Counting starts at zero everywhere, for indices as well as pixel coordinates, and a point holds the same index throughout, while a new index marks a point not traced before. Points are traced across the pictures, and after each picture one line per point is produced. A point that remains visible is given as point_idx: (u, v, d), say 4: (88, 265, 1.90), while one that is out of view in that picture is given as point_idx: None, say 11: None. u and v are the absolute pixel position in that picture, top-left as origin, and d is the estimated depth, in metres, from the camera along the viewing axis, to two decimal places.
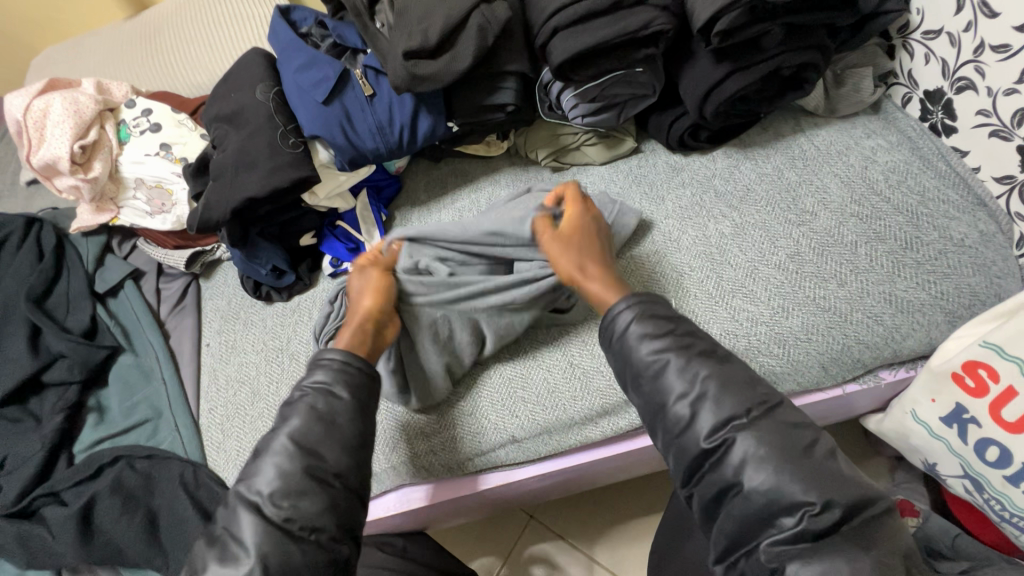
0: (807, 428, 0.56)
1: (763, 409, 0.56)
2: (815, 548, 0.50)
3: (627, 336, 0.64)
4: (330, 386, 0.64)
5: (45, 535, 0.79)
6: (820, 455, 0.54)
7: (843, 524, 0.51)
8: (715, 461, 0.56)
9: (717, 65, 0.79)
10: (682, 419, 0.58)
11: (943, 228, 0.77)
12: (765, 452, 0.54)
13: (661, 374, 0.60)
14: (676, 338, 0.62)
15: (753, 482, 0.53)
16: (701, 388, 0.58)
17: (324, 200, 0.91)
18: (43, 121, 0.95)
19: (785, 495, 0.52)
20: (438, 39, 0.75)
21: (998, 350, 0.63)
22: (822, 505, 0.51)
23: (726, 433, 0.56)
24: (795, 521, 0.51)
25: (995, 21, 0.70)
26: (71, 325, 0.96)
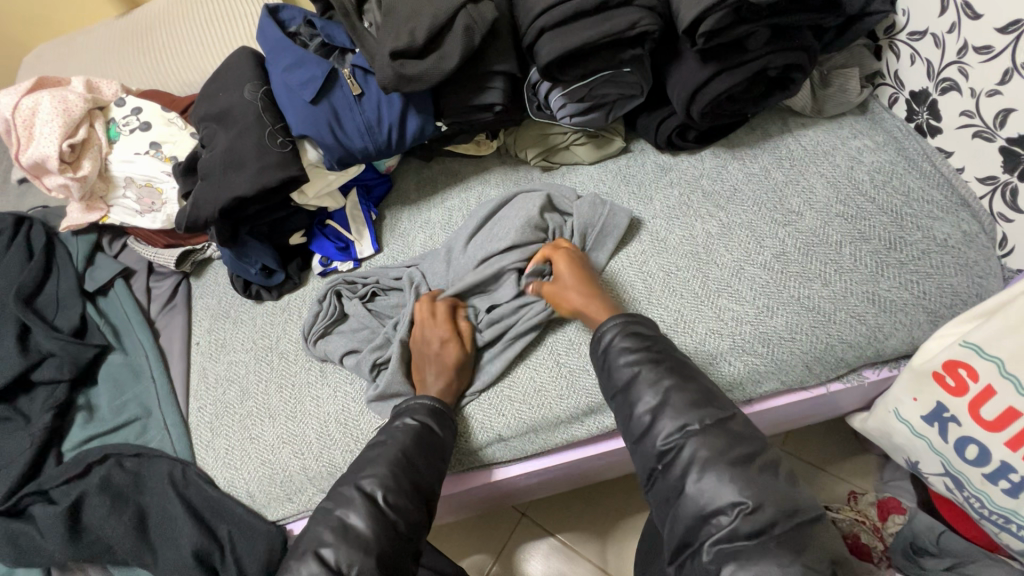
0: (757, 437, 0.60)
1: (717, 419, 0.60)
2: (752, 549, 0.53)
3: (609, 351, 0.68)
4: (429, 424, 0.71)
5: (33, 534, 0.78)
6: (759, 465, 0.57)
7: (775, 527, 0.54)
8: (668, 462, 0.60)
9: (703, 65, 0.79)
10: (642, 425, 0.63)
11: (927, 228, 0.78)
12: (710, 454, 0.58)
13: (631, 383, 0.65)
14: (650, 354, 0.66)
15: (696, 484, 0.57)
16: (663, 398, 0.63)
17: (313, 200, 0.92)
18: (32, 120, 0.94)
19: (721, 496, 0.56)
20: (425, 39, 0.76)
21: (976, 350, 0.64)
22: (755, 505, 0.54)
23: (679, 438, 0.60)
24: (730, 519, 0.55)
25: (977, 23, 0.70)
26: (60, 324, 0.95)
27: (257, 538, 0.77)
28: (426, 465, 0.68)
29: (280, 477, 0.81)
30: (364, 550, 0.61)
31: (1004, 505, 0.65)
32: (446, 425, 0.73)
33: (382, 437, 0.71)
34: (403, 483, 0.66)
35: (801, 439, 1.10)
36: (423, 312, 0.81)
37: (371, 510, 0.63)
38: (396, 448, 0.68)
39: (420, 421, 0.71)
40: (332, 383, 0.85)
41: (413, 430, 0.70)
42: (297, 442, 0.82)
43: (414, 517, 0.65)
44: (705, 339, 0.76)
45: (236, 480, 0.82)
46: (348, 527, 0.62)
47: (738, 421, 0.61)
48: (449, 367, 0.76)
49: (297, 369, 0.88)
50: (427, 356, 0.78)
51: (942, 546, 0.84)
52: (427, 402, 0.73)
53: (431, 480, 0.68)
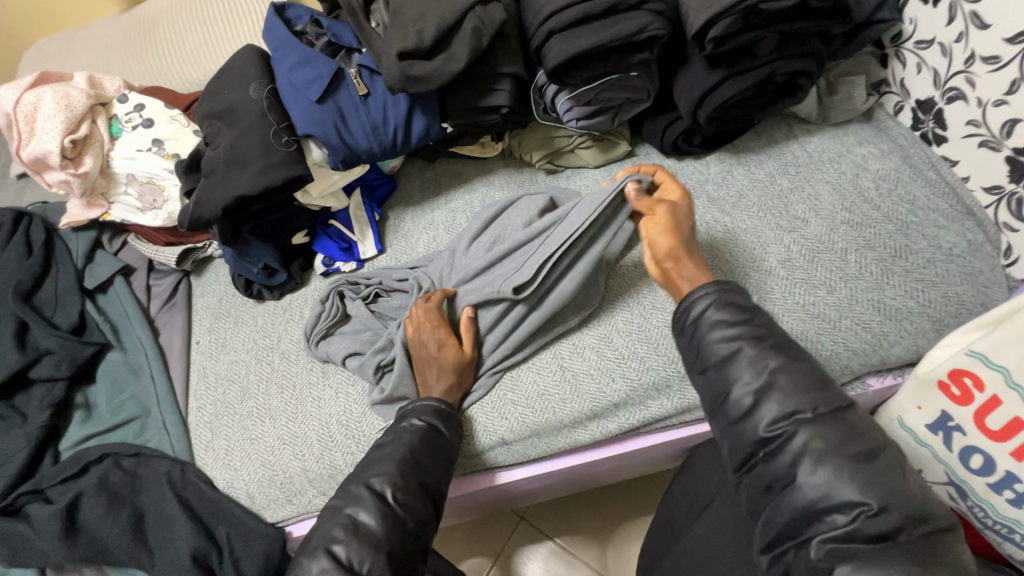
0: (877, 435, 0.52)
1: (829, 407, 0.53)
2: (870, 552, 0.47)
3: (701, 324, 0.61)
4: (435, 424, 0.71)
5: (28, 533, 0.78)
6: (884, 465, 0.50)
7: (900, 533, 0.47)
8: (771, 451, 0.53)
9: (711, 71, 0.79)
10: (742, 408, 0.56)
11: (932, 237, 0.78)
12: (824, 448, 0.51)
13: (729, 361, 0.58)
14: (751, 330, 0.59)
15: (809, 478, 0.50)
16: (769, 379, 0.55)
17: (317, 199, 0.91)
18: (34, 115, 0.94)
19: (841, 493, 0.49)
20: (433, 40, 0.75)
21: (982, 359, 0.63)
22: (878, 506, 0.48)
23: (787, 425, 0.53)
24: (848, 519, 0.48)
25: (986, 33, 0.71)
26: (59, 321, 0.95)
27: (255, 540, 0.77)
28: (433, 465, 0.68)
29: (279, 479, 0.80)
30: (375, 548, 0.60)
31: (1008, 514, 0.65)
32: (452, 426, 0.73)
33: (387, 437, 0.70)
34: (412, 482, 0.65)
35: None
36: (415, 317, 0.79)
37: (381, 507, 0.62)
38: (402, 447, 0.68)
39: (427, 422, 0.71)
40: (333, 384, 0.85)
41: (418, 430, 0.70)
42: (297, 443, 0.81)
43: (423, 515, 0.65)
44: None
45: (236, 481, 0.81)
46: (358, 523, 0.61)
47: (857, 412, 0.54)
48: (444, 367, 0.75)
49: (299, 368, 0.87)
50: (424, 361, 0.77)
51: None
52: (432, 403, 0.73)
53: (439, 480, 0.68)
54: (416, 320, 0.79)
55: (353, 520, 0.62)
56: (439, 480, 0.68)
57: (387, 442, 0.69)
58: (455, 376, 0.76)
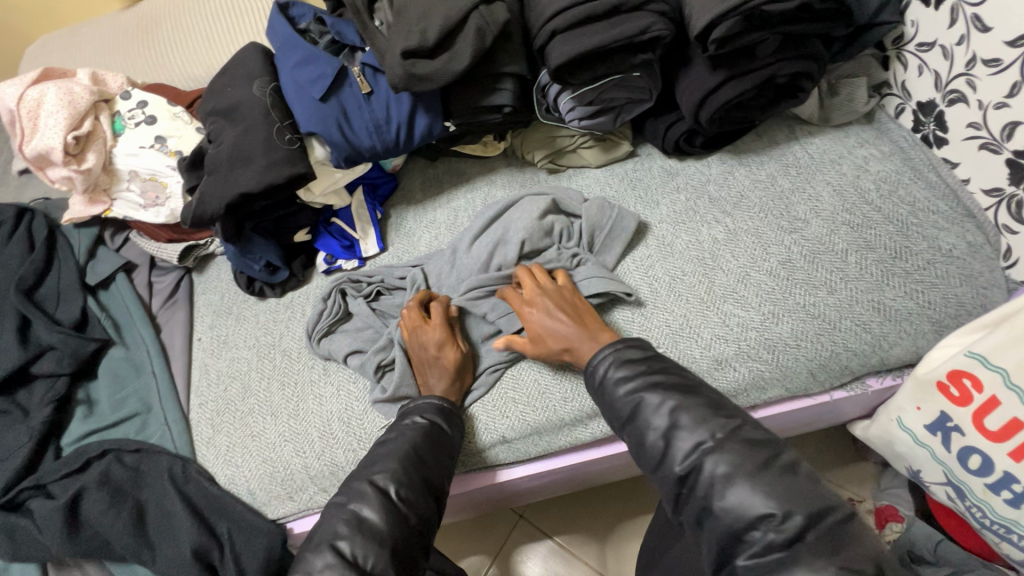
0: (774, 440, 0.57)
1: (727, 430, 0.58)
2: (788, 559, 0.50)
3: (607, 383, 0.66)
4: (437, 422, 0.72)
5: (31, 528, 0.78)
6: (781, 468, 0.54)
7: (808, 533, 0.51)
8: (691, 485, 0.57)
9: (713, 72, 0.79)
10: (658, 450, 0.60)
11: (932, 238, 0.78)
12: (730, 468, 0.55)
13: (637, 412, 0.63)
14: (648, 378, 0.64)
15: (722, 502, 0.54)
16: (672, 420, 0.60)
17: (320, 197, 0.91)
18: (37, 111, 0.94)
19: (750, 508, 0.53)
20: (436, 38, 0.76)
21: (981, 360, 0.64)
22: (783, 514, 0.51)
23: (695, 456, 0.57)
24: (762, 533, 0.52)
25: (987, 35, 0.71)
26: (61, 317, 0.95)
27: (256, 536, 0.77)
28: (435, 461, 0.68)
29: (281, 476, 0.80)
30: (379, 543, 0.60)
31: (1006, 515, 0.66)
32: (455, 423, 0.73)
33: (389, 435, 0.70)
34: (415, 478, 0.66)
35: (798, 445, 1.11)
36: (414, 321, 0.79)
37: (384, 503, 0.63)
38: (404, 443, 0.68)
39: (429, 420, 0.71)
40: (335, 382, 0.85)
41: (420, 428, 0.70)
42: (298, 440, 0.82)
43: (425, 511, 0.65)
44: (710, 345, 0.76)
45: (237, 477, 0.82)
46: (362, 519, 0.61)
47: (750, 425, 0.58)
48: (446, 367, 0.76)
49: (300, 366, 0.87)
50: (426, 363, 0.77)
51: (940, 554, 0.85)
52: (434, 402, 0.73)
53: (442, 477, 0.68)
54: (415, 322, 0.79)
55: (356, 515, 0.62)
56: (441, 477, 0.68)
57: (389, 439, 0.70)
58: (456, 376, 0.77)
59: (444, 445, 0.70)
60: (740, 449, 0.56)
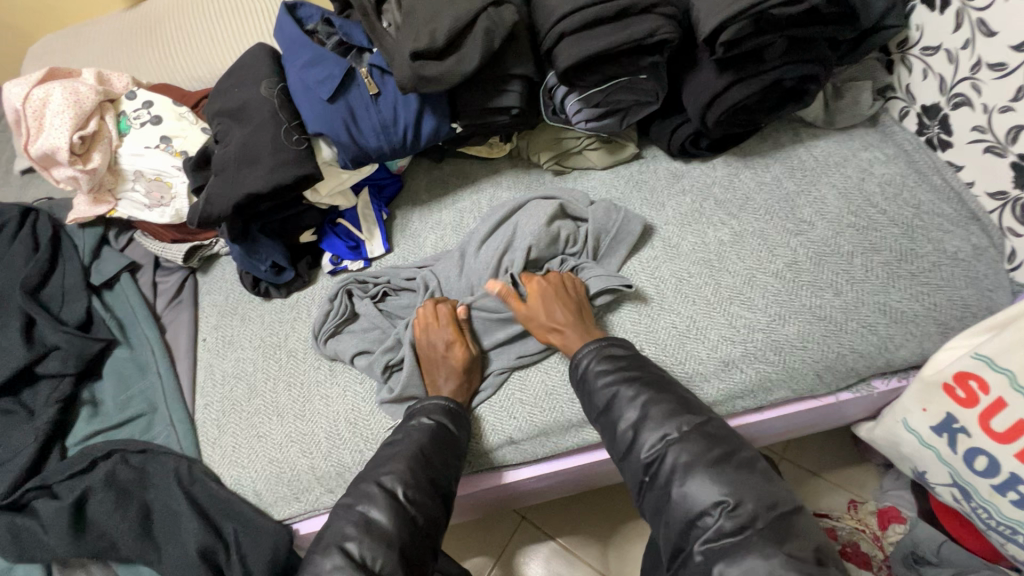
0: (735, 437, 0.62)
1: (693, 424, 0.63)
2: (738, 544, 0.54)
3: (587, 375, 0.71)
4: (444, 423, 0.71)
5: (35, 528, 0.78)
6: (738, 461, 0.60)
7: (758, 520, 0.55)
8: (654, 473, 0.62)
9: (720, 75, 0.79)
10: (627, 440, 0.65)
11: (938, 241, 0.79)
12: (691, 459, 0.60)
13: (612, 403, 0.67)
14: (625, 372, 0.69)
15: (680, 488, 0.59)
16: (642, 412, 0.65)
17: (326, 197, 0.91)
18: (43, 110, 0.93)
19: (704, 496, 0.58)
20: (445, 40, 0.76)
21: (988, 362, 0.64)
22: (735, 501, 0.56)
23: (661, 447, 0.62)
24: (714, 518, 0.56)
25: (992, 40, 0.71)
26: (66, 317, 0.95)
27: (262, 537, 0.77)
28: (443, 462, 0.68)
29: (287, 476, 0.80)
30: (388, 544, 0.61)
31: (1012, 516, 0.66)
32: (461, 424, 0.73)
33: (396, 437, 0.70)
34: (423, 479, 0.66)
35: (801, 447, 1.11)
36: (424, 320, 0.80)
37: (392, 505, 0.63)
38: (413, 444, 0.68)
39: (435, 421, 0.71)
40: (341, 382, 0.85)
41: (427, 429, 0.70)
42: (304, 440, 0.81)
43: (433, 512, 0.65)
44: (717, 346, 0.76)
45: (243, 478, 0.82)
46: (371, 521, 0.62)
47: (716, 424, 0.63)
48: (456, 364, 0.77)
49: (306, 366, 0.87)
50: (434, 362, 0.78)
51: (943, 556, 0.86)
52: (441, 403, 0.73)
53: (451, 478, 0.68)
54: (426, 322, 0.80)
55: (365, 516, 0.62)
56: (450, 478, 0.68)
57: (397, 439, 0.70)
58: (465, 374, 0.77)
59: (452, 444, 0.70)
60: (703, 441, 0.61)
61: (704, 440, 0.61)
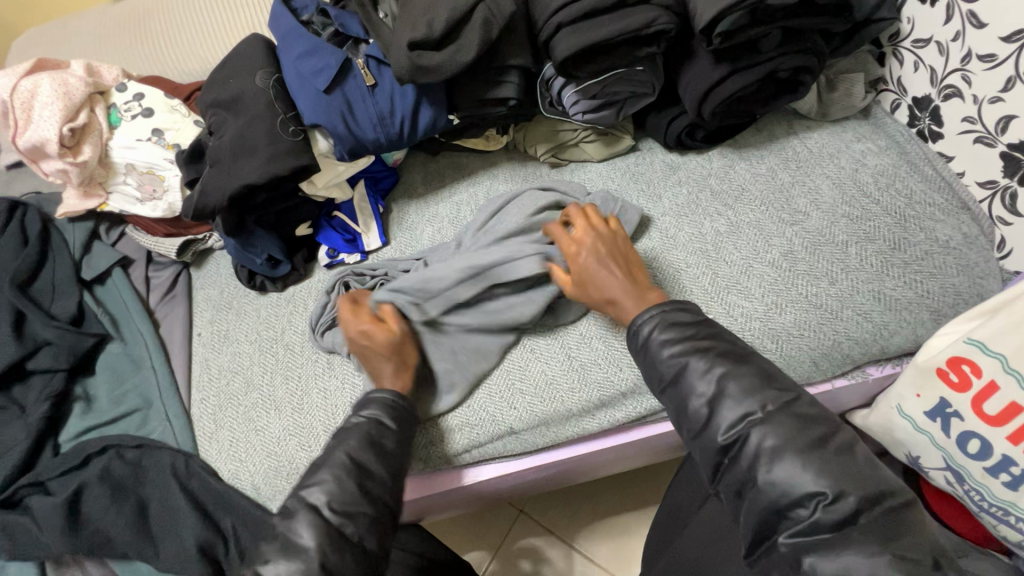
0: (829, 420, 0.57)
1: (778, 403, 0.58)
2: (833, 540, 0.51)
3: (650, 344, 0.65)
4: (380, 418, 0.67)
5: (30, 525, 0.77)
6: (836, 447, 0.55)
7: (860, 516, 0.52)
8: (734, 455, 0.58)
9: (716, 65, 0.80)
10: (702, 417, 0.60)
11: (929, 229, 0.80)
12: (779, 443, 0.55)
13: (681, 375, 0.62)
14: (696, 342, 0.63)
15: (769, 476, 0.54)
16: (719, 387, 0.60)
17: (322, 190, 0.90)
18: (31, 102, 0.92)
19: (800, 485, 0.53)
20: (443, 30, 0.76)
21: (981, 347, 0.66)
22: (835, 494, 0.52)
23: (742, 428, 0.57)
24: (810, 511, 0.52)
25: (982, 32, 0.73)
26: (57, 312, 0.93)
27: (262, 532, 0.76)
28: (382, 469, 0.64)
29: (286, 470, 0.79)
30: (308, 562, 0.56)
31: (1002, 497, 0.68)
32: (402, 421, 0.68)
33: (332, 441, 0.66)
34: (350, 486, 0.61)
35: None
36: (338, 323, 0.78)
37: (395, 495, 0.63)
38: (341, 450, 0.64)
39: (368, 417, 0.67)
40: (340, 375, 0.84)
41: (361, 427, 0.66)
42: (303, 433, 0.81)
43: None
44: None
45: (240, 472, 0.81)
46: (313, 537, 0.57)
47: (803, 403, 0.58)
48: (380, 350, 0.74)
49: (303, 360, 0.87)
50: (361, 355, 0.75)
51: None
52: (380, 396, 0.69)
53: (391, 485, 0.64)
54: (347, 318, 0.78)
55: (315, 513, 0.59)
56: (392, 483, 0.64)
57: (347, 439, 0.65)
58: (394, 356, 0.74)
59: (387, 446, 0.66)
60: (793, 424, 0.56)
61: (794, 423, 0.56)
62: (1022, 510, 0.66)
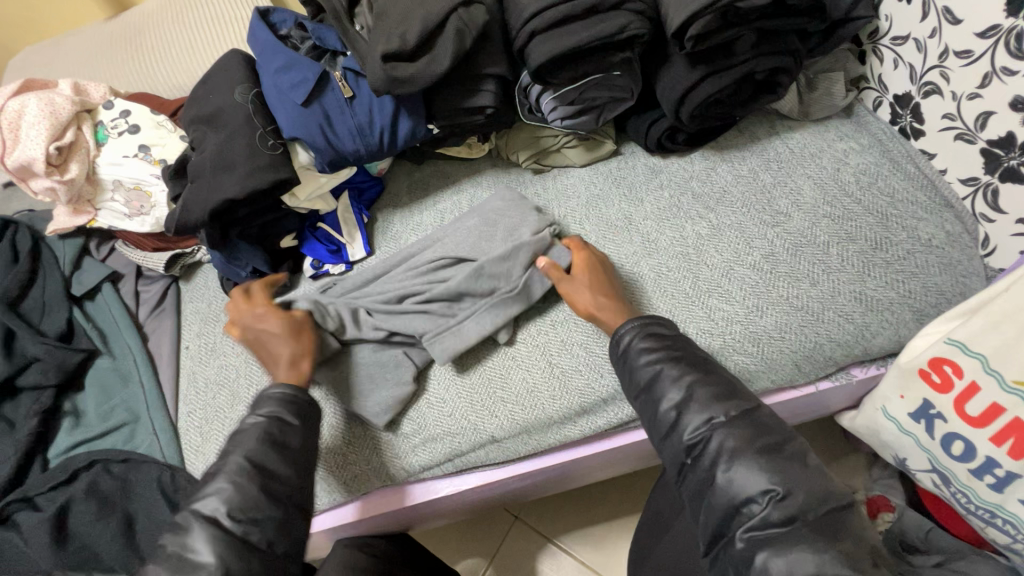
0: (785, 428, 0.58)
1: (741, 410, 0.58)
2: (785, 536, 0.51)
3: (629, 352, 0.66)
4: (279, 415, 0.66)
5: (17, 541, 0.78)
6: (789, 453, 0.55)
7: (809, 514, 0.52)
8: (697, 456, 0.58)
9: (692, 69, 0.80)
10: (668, 421, 0.60)
11: (911, 228, 0.79)
12: (738, 444, 0.56)
13: (654, 382, 0.63)
14: (671, 351, 0.64)
15: (727, 472, 0.55)
16: (688, 393, 0.61)
17: (305, 202, 0.91)
18: (19, 122, 0.93)
19: (752, 483, 0.54)
20: (417, 41, 0.76)
21: (961, 347, 0.65)
22: (785, 491, 0.52)
23: (705, 431, 0.58)
24: (762, 506, 0.52)
25: (957, 28, 0.72)
26: (46, 329, 0.95)
27: None
28: (286, 468, 0.62)
29: None
30: None
31: (990, 499, 0.67)
32: (303, 415, 0.67)
33: (226, 448, 0.63)
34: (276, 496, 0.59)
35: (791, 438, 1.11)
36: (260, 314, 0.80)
37: None
38: (238, 454, 0.61)
39: (267, 415, 0.65)
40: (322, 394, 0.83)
41: (260, 426, 0.64)
42: None
43: None
44: (696, 339, 0.77)
45: None
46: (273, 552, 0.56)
47: (765, 411, 0.59)
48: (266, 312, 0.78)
49: None
50: (256, 338, 0.76)
51: (931, 542, 0.87)
52: (276, 393, 0.67)
53: (296, 485, 0.62)
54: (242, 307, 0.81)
55: (214, 525, 0.57)
56: (297, 481, 0.63)
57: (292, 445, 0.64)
58: (295, 340, 0.75)
59: (291, 445, 0.64)
60: (754, 427, 0.57)
61: (755, 426, 0.57)
62: (1008, 512, 0.66)
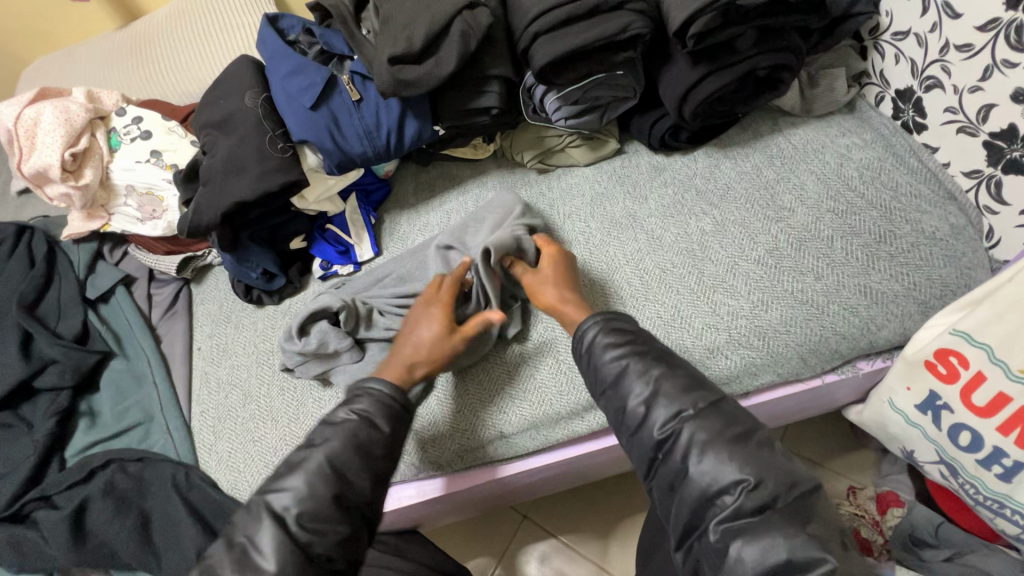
0: (752, 417, 0.58)
1: (709, 402, 0.58)
2: (757, 524, 0.51)
3: (593, 348, 0.66)
4: (371, 416, 0.65)
5: (36, 538, 0.80)
6: (758, 441, 0.56)
7: (778, 501, 0.52)
8: (667, 451, 0.58)
9: (694, 67, 0.80)
10: (637, 417, 0.60)
11: (915, 221, 0.80)
12: (709, 436, 0.56)
13: (620, 378, 0.62)
14: (634, 346, 0.64)
15: (698, 465, 0.55)
16: (655, 387, 0.60)
17: (313, 204, 0.93)
18: (35, 130, 0.96)
19: (723, 474, 0.54)
20: (423, 44, 0.77)
21: (966, 337, 0.65)
22: (756, 480, 0.53)
23: (675, 424, 0.58)
24: (734, 497, 0.53)
25: (958, 22, 0.73)
26: (62, 331, 0.97)
27: None
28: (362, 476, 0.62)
29: None
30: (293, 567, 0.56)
31: (997, 490, 0.67)
32: (395, 422, 0.66)
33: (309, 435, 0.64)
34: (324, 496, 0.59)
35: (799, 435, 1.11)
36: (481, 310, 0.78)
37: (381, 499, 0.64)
38: (318, 454, 0.62)
39: (361, 415, 0.65)
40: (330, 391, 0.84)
41: (349, 426, 0.64)
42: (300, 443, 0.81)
43: None
44: (701, 334, 0.77)
45: (241, 482, 0.81)
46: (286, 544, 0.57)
47: (730, 402, 0.59)
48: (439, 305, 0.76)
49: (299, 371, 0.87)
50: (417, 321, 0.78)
51: (941, 537, 0.86)
52: (378, 394, 0.67)
53: (367, 494, 0.62)
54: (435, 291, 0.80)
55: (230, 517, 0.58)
56: (372, 492, 0.62)
57: (371, 449, 0.63)
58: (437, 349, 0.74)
59: (375, 452, 0.63)
60: (720, 417, 0.57)
61: (721, 416, 0.57)
62: (1016, 502, 0.66)
